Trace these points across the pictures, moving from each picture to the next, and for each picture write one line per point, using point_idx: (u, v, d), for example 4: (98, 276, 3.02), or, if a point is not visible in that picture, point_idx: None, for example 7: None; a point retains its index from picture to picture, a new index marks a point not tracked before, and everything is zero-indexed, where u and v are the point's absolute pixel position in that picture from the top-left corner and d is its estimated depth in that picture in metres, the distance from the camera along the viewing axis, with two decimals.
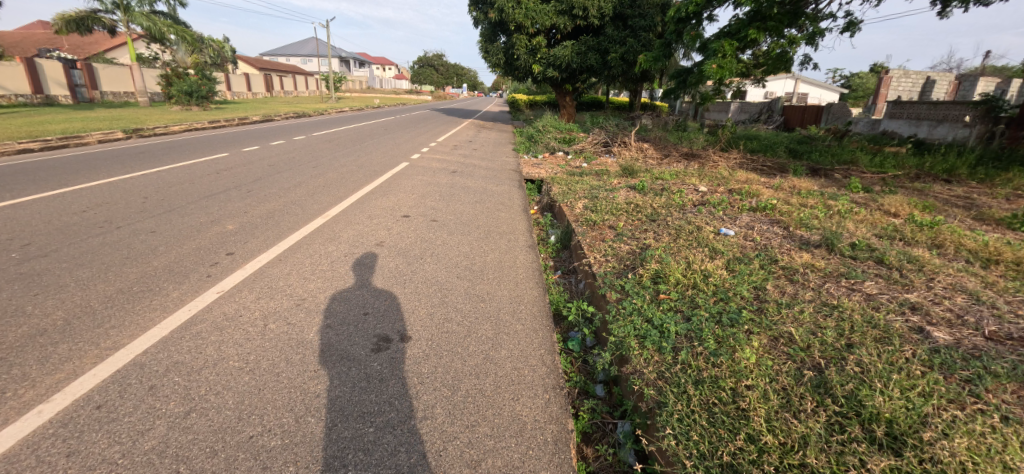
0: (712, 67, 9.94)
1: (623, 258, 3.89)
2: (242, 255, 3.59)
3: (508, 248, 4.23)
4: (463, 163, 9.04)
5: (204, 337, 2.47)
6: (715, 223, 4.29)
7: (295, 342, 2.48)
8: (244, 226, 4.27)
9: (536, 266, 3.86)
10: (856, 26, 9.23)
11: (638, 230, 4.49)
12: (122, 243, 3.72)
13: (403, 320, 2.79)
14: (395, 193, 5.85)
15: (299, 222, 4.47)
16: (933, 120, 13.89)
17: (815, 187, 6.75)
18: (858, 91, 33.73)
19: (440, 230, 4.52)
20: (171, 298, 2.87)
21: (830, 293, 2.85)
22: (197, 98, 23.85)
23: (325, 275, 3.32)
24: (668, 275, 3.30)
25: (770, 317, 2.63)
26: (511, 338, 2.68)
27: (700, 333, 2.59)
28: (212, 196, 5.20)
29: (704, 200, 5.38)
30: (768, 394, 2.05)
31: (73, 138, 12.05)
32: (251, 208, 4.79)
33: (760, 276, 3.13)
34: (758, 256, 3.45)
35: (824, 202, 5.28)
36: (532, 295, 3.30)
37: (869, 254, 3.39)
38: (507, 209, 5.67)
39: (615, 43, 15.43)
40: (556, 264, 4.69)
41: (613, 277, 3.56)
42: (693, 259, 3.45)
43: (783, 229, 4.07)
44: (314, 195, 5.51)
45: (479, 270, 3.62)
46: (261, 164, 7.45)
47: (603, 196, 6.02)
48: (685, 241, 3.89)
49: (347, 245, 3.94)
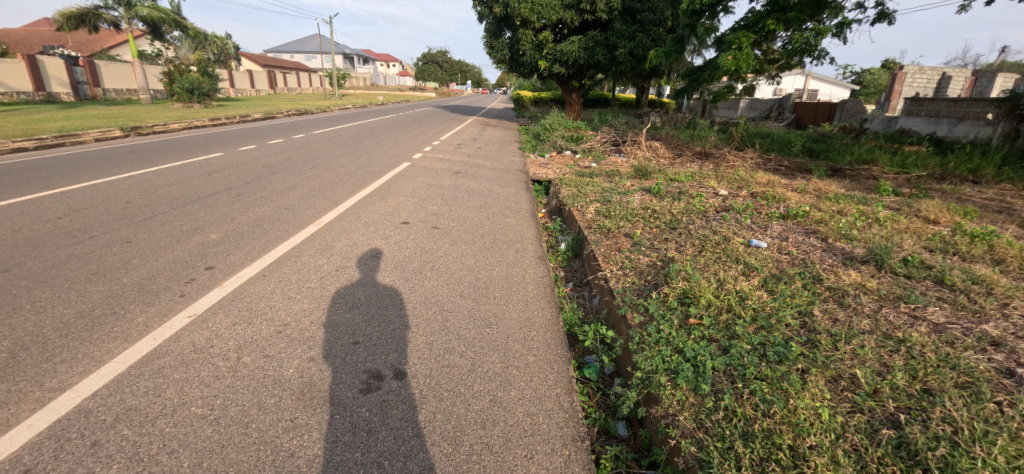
0: (727, 60, 9.39)
1: (644, 272, 3.52)
2: (222, 269, 3.25)
3: (515, 259, 3.87)
4: (467, 162, 8.67)
5: (166, 375, 2.13)
6: (744, 233, 3.89)
7: (271, 380, 2.13)
8: (229, 235, 3.93)
9: (547, 282, 3.48)
10: (889, 16, 8.74)
11: (658, 240, 4.11)
12: (92, 256, 3.39)
13: (397, 350, 2.43)
14: (395, 197, 5.50)
15: (289, 230, 4.12)
16: (954, 118, 13.25)
17: (842, 190, 6.33)
18: (870, 88, 33.01)
19: (442, 239, 4.16)
20: (136, 325, 2.53)
21: (891, 322, 2.46)
22: (199, 96, 23.60)
23: (312, 294, 2.97)
24: (697, 296, 2.92)
25: (824, 352, 2.25)
26: (521, 372, 2.33)
27: (744, 371, 2.21)
28: (199, 201, 4.87)
29: (726, 204, 4.98)
30: (839, 458, 1.67)
31: (70, 136, 11.77)
32: (238, 215, 4.45)
33: (805, 299, 2.74)
34: (799, 274, 3.06)
35: (859, 208, 4.85)
36: (544, 315, 2.94)
37: (926, 272, 3.00)
38: (514, 214, 5.30)
39: (623, 38, 14.97)
40: (567, 275, 4.33)
41: (633, 295, 3.18)
42: (724, 276, 3.08)
43: (822, 240, 3.67)
44: (308, 199, 5.16)
45: (484, 287, 3.26)
46: (255, 164, 7.12)
47: (616, 200, 5.63)
48: (712, 254, 3.51)
49: (339, 257, 3.58)
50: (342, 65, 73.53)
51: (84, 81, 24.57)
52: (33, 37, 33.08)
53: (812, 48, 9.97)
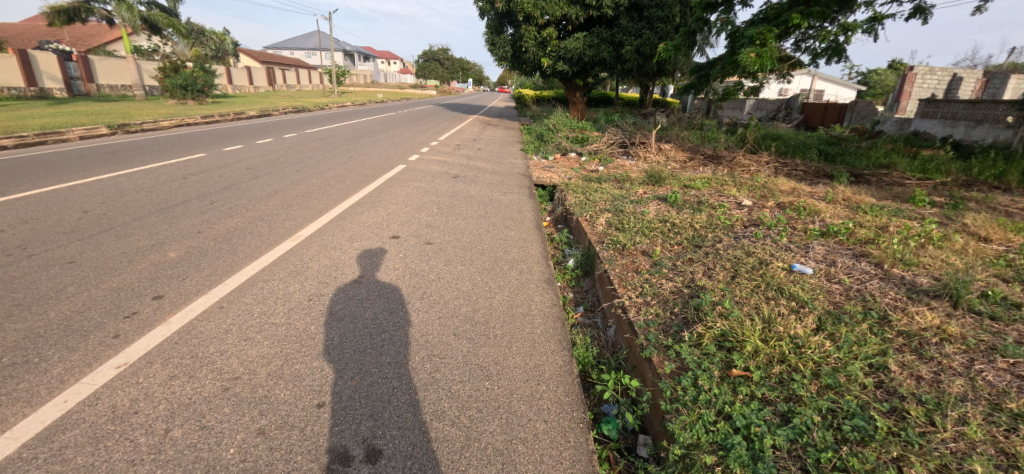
0: (750, 55, 8.85)
1: (670, 302, 3.00)
2: (172, 300, 2.75)
3: (519, 282, 3.37)
4: (466, 165, 8.17)
5: (65, 460, 1.62)
6: (783, 255, 3.37)
7: (201, 466, 1.61)
8: (191, 252, 3.44)
9: (556, 313, 2.98)
10: (925, 12, 8.24)
11: (681, 260, 3.61)
12: (23, 280, 2.90)
13: (373, 416, 1.92)
14: (385, 205, 4.99)
15: (260, 246, 3.61)
16: (972, 121, 12.69)
17: (871, 200, 5.82)
18: (877, 89, 32.43)
19: (436, 258, 3.66)
20: (48, 380, 2.03)
21: (993, 385, 1.94)
22: (193, 92, 23.03)
23: (275, 334, 2.45)
24: (740, 340, 2.40)
25: (917, 430, 1.74)
26: (528, 449, 1.81)
27: (816, 454, 1.70)
28: (166, 210, 4.38)
29: (754, 218, 4.45)
30: None
31: (52, 134, 11.23)
32: (206, 227, 3.96)
33: (876, 348, 2.24)
34: (861, 313, 2.55)
35: (902, 222, 4.33)
36: (552, 361, 2.43)
37: (1015, 313, 2.48)
38: (517, 225, 4.80)
39: (629, 35, 14.41)
40: (577, 298, 3.85)
41: (659, 334, 2.68)
42: (769, 312, 2.58)
43: (874, 265, 3.17)
44: (289, 208, 4.65)
45: (483, 321, 2.75)
46: (238, 167, 6.61)
47: (629, 209, 5.11)
48: (749, 282, 3.00)
49: (314, 283, 3.07)
50: (342, 63, 72.87)
51: (77, 77, 24.04)
52: (28, 32, 32.49)
53: (839, 47, 9.47)
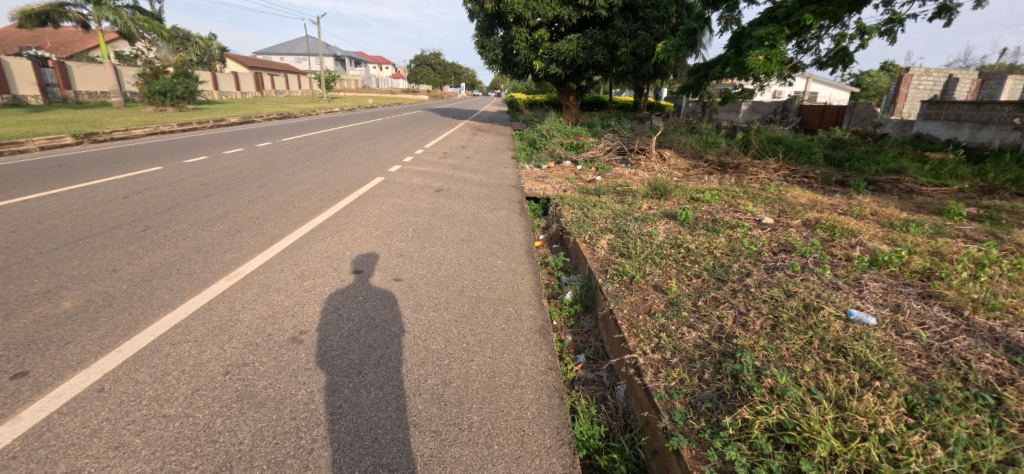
0: (759, 58, 8.32)
1: (698, 363, 2.32)
2: (36, 380, 2.04)
3: (504, 335, 2.68)
4: (451, 176, 7.53)
5: None
6: (832, 297, 2.73)
7: None
8: (93, 301, 2.74)
9: (552, 382, 2.30)
10: (950, 12, 7.73)
11: (704, 299, 2.96)
12: None
13: None
14: (352, 229, 4.32)
15: (184, 290, 2.92)
16: (977, 123, 12.04)
17: (899, 213, 5.23)
18: (868, 91, 32.72)
19: (404, 302, 2.97)
20: None
21: None
22: (173, 99, 22.15)
23: (163, 438, 1.74)
24: (807, 435, 1.73)
25: None
26: None
27: None
28: (83, 240, 3.68)
29: (784, 241, 3.79)
30: None
31: (9, 144, 10.40)
32: (126, 263, 3.27)
33: (1004, 454, 1.58)
34: (965, 393, 1.88)
35: (954, 244, 3.69)
36: (546, 469, 1.74)
37: None
38: (505, 251, 4.14)
39: (624, 36, 13.84)
40: (577, 343, 3.16)
41: (688, 413, 1.99)
42: (836, 390, 1.93)
43: (951, 312, 2.53)
44: (237, 234, 3.97)
45: (457, 403, 2.06)
46: (193, 182, 5.90)
47: (633, 229, 4.46)
48: (798, 336, 2.36)
49: (238, 346, 2.36)
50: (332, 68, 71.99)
51: (54, 83, 23.12)
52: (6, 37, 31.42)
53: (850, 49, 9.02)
